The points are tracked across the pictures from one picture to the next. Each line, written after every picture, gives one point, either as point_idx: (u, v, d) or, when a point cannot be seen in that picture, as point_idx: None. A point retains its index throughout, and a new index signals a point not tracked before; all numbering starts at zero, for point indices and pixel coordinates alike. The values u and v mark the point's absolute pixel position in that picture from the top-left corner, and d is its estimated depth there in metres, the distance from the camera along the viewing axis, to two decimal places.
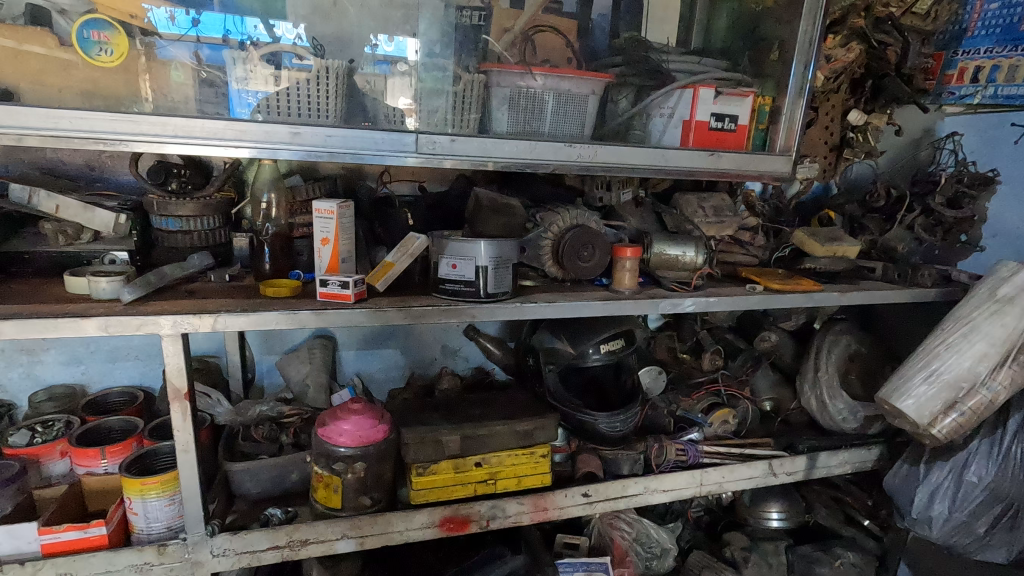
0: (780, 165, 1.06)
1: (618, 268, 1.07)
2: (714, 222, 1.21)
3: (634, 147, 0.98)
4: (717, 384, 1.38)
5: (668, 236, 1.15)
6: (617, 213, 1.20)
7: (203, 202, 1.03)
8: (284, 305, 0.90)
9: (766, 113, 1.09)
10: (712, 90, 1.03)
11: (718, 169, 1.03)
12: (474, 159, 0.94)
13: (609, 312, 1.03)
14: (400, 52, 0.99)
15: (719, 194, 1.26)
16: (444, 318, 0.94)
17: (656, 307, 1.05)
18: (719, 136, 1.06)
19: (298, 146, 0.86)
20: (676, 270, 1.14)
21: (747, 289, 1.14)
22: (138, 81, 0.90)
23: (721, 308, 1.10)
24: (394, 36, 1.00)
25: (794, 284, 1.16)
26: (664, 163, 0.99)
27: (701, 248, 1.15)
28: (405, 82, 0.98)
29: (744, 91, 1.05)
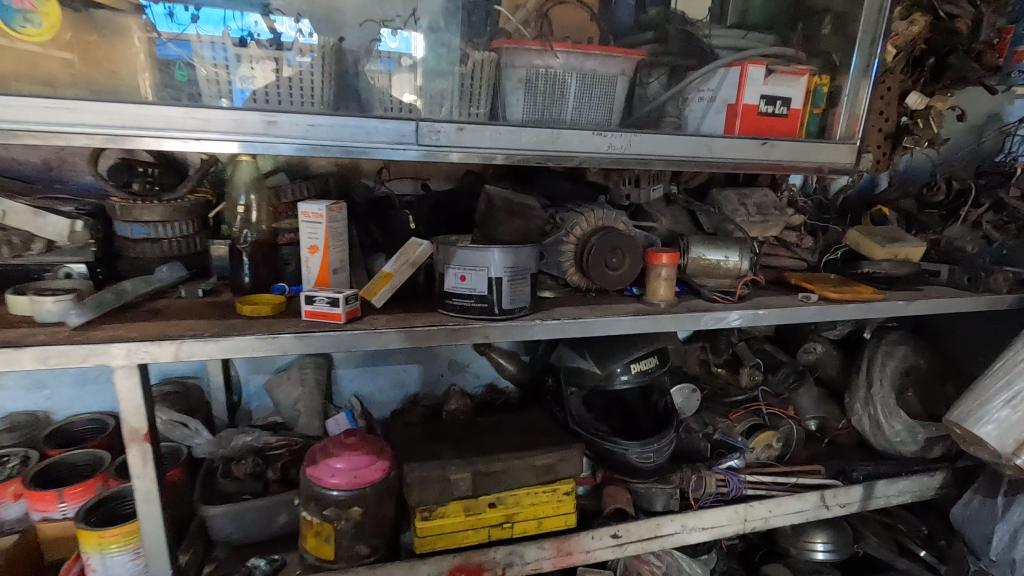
0: (841, 154, 0.91)
1: (653, 276, 0.93)
2: (758, 222, 1.06)
3: (676, 134, 0.82)
4: (757, 403, 1.23)
5: (708, 239, 1.00)
6: (646, 212, 1.06)
7: (174, 205, 0.89)
8: (263, 326, 0.76)
9: (823, 95, 0.94)
10: (763, 68, 0.87)
11: (771, 161, 0.86)
12: (484, 152, 0.79)
13: (644, 329, 0.88)
14: (407, 48, 0.83)
15: (762, 189, 1.11)
16: (453, 340, 0.80)
17: (696, 322, 0.91)
18: (770, 122, 0.91)
19: (275, 138, 0.72)
20: (718, 277, 0.99)
21: (799, 298, 0.99)
22: (137, 80, 0.73)
23: (772, 321, 0.95)
24: (398, 32, 0.85)
25: (852, 292, 1.01)
26: (710, 154, 0.83)
27: (746, 252, 0.99)
28: (411, 77, 0.83)
29: (799, 69, 0.90)
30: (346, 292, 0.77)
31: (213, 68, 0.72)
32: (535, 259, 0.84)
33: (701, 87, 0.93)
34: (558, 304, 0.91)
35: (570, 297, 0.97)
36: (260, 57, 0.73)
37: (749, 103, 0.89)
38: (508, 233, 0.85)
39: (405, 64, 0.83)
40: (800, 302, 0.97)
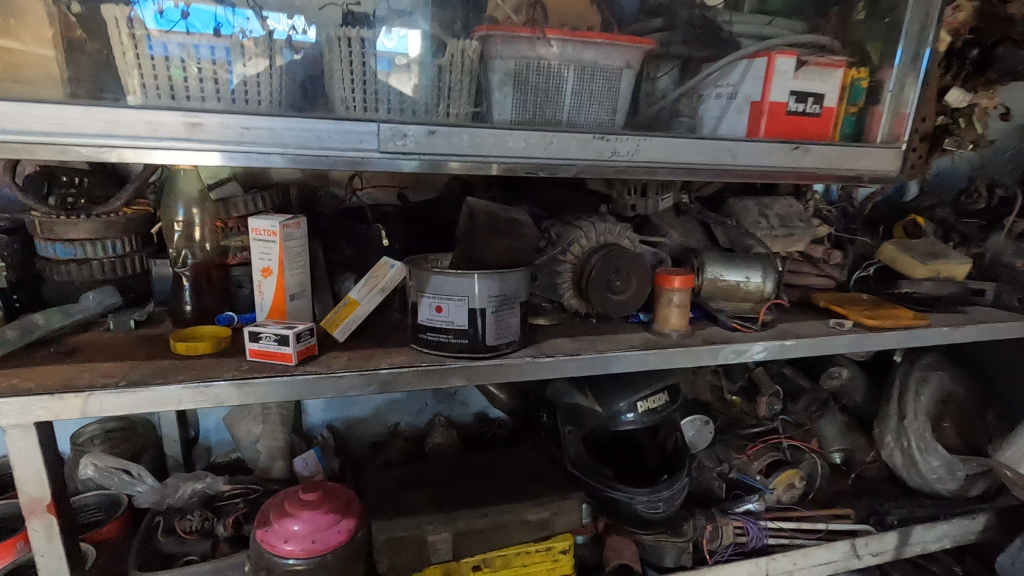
0: (886, 160, 0.77)
1: (663, 302, 0.80)
2: (781, 236, 0.93)
3: (693, 138, 0.68)
4: (777, 436, 1.11)
5: (725, 257, 0.87)
6: (654, 225, 0.95)
7: (105, 220, 0.76)
8: (197, 370, 0.63)
9: (863, 90, 0.80)
10: (793, 58, 0.75)
11: (804, 169, 0.72)
12: (464, 160, 0.65)
13: (653, 366, 0.76)
14: (405, 47, 0.68)
15: (786, 198, 0.98)
16: (427, 383, 0.67)
17: (714, 355, 0.78)
18: (800, 123, 0.78)
19: (201, 144, 0.58)
20: (737, 300, 0.87)
21: (831, 325, 0.86)
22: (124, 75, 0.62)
23: (801, 353, 0.82)
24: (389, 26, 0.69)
25: (890, 316, 0.89)
26: (732, 162, 0.69)
27: (770, 272, 0.86)
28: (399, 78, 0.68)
29: (835, 61, 0.77)
30: (297, 329, 0.65)
31: (209, 66, 0.59)
32: (527, 284, 0.72)
33: (718, 83, 0.80)
34: (554, 333, 0.79)
35: (567, 325, 0.84)
36: (259, 55, 0.61)
37: (777, 100, 0.76)
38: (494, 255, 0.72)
39: (401, 65, 0.68)
40: (833, 330, 0.85)
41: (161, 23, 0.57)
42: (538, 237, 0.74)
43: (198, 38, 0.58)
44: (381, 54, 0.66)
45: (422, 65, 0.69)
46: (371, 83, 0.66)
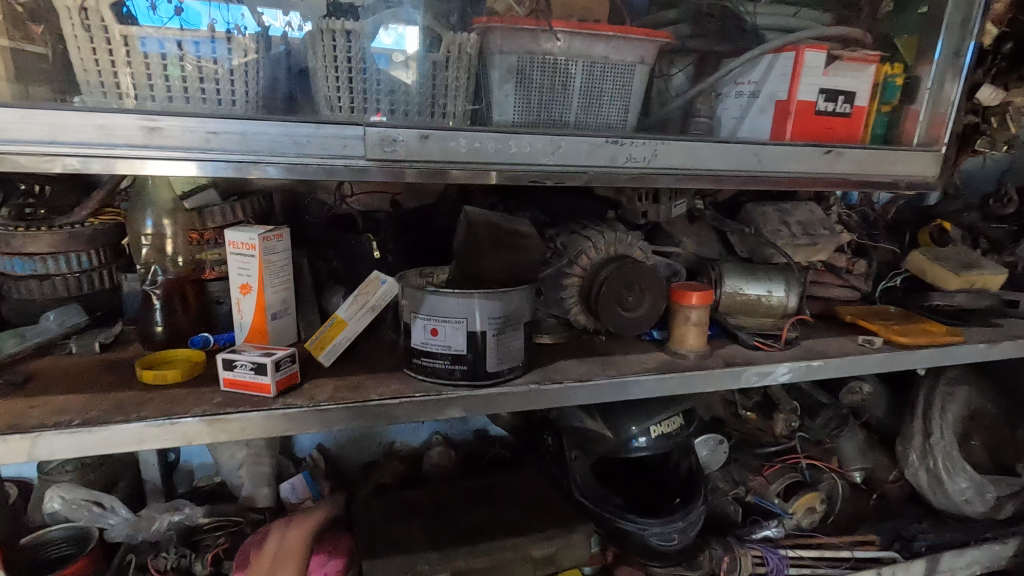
0: (925, 165, 0.70)
1: (679, 320, 0.73)
2: (804, 245, 0.87)
3: (717, 141, 0.61)
4: (795, 455, 1.05)
5: (745, 268, 0.81)
6: (666, 233, 0.88)
7: (69, 232, 0.69)
8: (164, 403, 0.56)
9: (898, 88, 0.73)
10: (824, 52, 0.68)
11: (837, 175, 0.66)
12: (464, 167, 0.58)
13: (670, 391, 0.69)
14: (402, 43, 0.61)
15: (807, 203, 0.91)
16: (422, 415, 0.61)
17: (736, 379, 0.71)
18: (830, 123, 0.71)
19: (160, 150, 0.51)
20: (757, 316, 0.80)
21: (860, 342, 0.80)
22: None
23: (829, 374, 0.76)
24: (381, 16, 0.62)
25: (922, 332, 0.82)
26: (759, 168, 0.62)
27: (794, 285, 0.80)
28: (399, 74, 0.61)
29: (868, 55, 0.70)
30: (275, 358, 0.58)
31: (202, 64, 0.54)
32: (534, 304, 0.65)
33: (739, 79, 0.73)
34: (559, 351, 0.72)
35: (575, 343, 0.77)
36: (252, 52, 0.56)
37: (805, 99, 0.69)
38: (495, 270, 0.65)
39: (399, 62, 0.61)
40: (862, 348, 0.78)
41: (153, 19, 0.52)
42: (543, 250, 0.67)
43: (193, 34, 0.52)
44: (377, 51, 0.59)
45: (419, 61, 0.62)
46: (359, 80, 0.59)
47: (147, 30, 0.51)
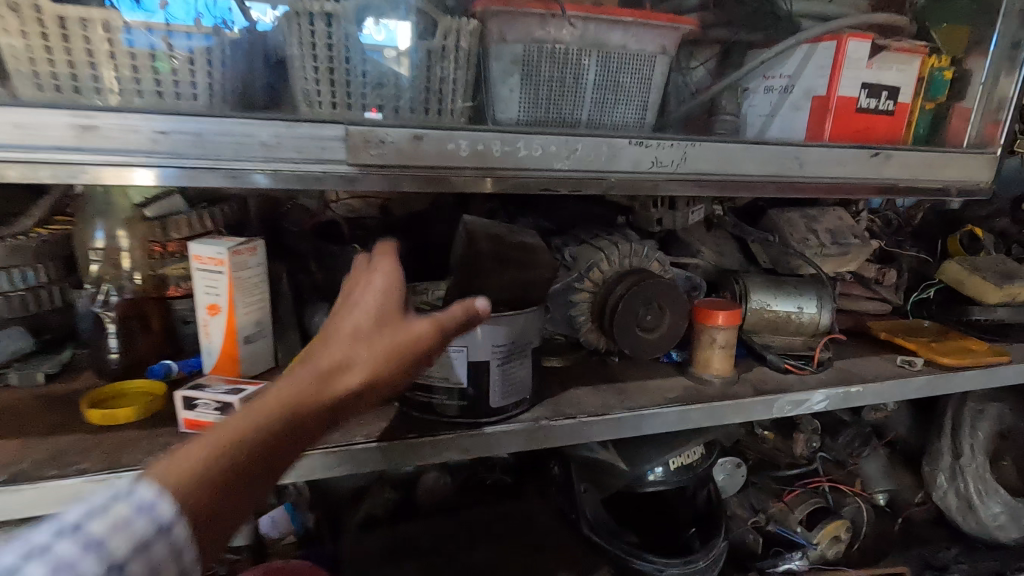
0: (980, 169, 0.63)
1: (704, 342, 0.66)
2: (834, 255, 0.79)
3: (756, 143, 0.53)
4: (818, 479, 0.97)
5: (773, 282, 0.73)
6: (684, 242, 0.81)
7: (9, 246, 0.59)
8: (112, 450, 0.48)
9: (945, 83, 0.66)
10: (868, 43, 0.60)
11: (884, 181, 0.58)
12: (465, 173, 0.49)
13: (696, 424, 0.62)
14: (395, 38, 0.53)
15: (835, 209, 0.84)
16: (416, 459, 0.53)
17: (768, 408, 0.64)
18: (871, 122, 0.64)
19: (96, 150, 0.43)
20: (785, 334, 0.73)
21: (898, 363, 0.72)
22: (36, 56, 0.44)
23: (867, 401, 0.68)
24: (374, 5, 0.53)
25: (964, 351, 0.75)
26: (801, 173, 0.55)
27: (826, 301, 0.73)
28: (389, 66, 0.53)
29: (916, 45, 0.62)
30: (242, 397, 0.50)
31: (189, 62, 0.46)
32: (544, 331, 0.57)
33: (769, 73, 0.66)
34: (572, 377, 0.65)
35: (586, 367, 0.69)
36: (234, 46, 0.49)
37: (846, 95, 0.61)
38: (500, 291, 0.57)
39: (390, 60, 0.53)
40: (902, 371, 0.71)
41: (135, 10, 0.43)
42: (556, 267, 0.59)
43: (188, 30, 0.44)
44: (368, 49, 0.51)
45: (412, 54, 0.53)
46: (342, 72, 0.51)
47: (133, 24, 0.43)
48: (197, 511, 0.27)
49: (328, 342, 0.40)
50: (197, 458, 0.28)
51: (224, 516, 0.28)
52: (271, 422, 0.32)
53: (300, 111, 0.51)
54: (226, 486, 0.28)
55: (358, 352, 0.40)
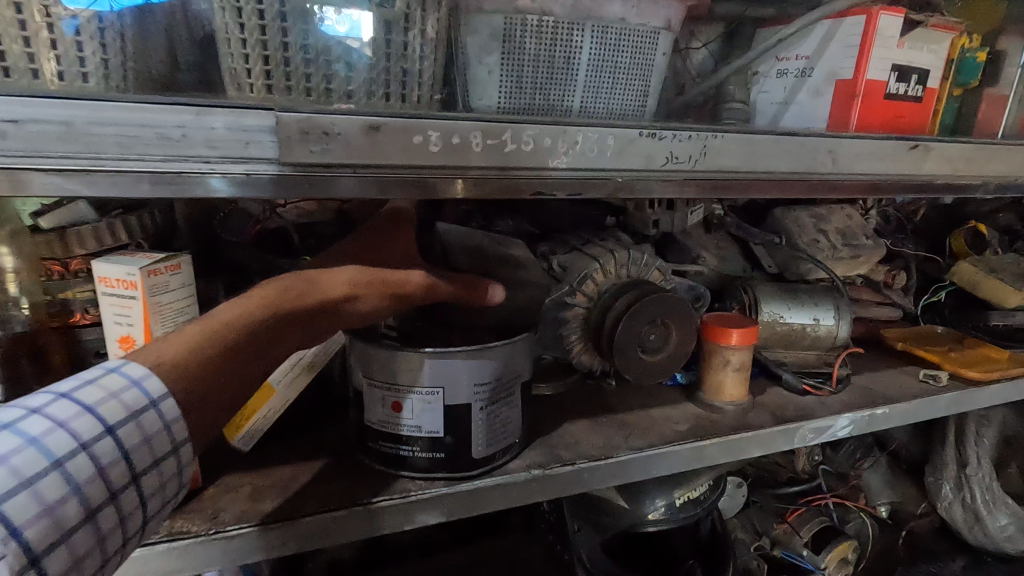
0: (1020, 163, 0.56)
1: (715, 365, 0.57)
2: (846, 258, 0.72)
3: (783, 134, 0.45)
4: (821, 495, 0.91)
5: (785, 291, 0.65)
6: (684, 246, 0.72)
7: None
8: None
9: (978, 66, 0.58)
10: (901, 18, 0.52)
11: (923, 178, 0.51)
12: (439, 172, 0.39)
13: (710, 462, 0.53)
14: (358, 27, 0.41)
15: (844, 207, 0.77)
16: (381, 528, 0.43)
17: (789, 438, 0.56)
18: (898, 110, 0.56)
19: None
20: (800, 349, 0.65)
21: (922, 378, 0.66)
22: None
23: (893, 423, 0.61)
24: None
25: (988, 362, 0.69)
26: (835, 170, 0.46)
27: (843, 311, 0.65)
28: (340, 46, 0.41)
29: (948, 23, 0.55)
30: None
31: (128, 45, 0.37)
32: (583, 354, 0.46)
33: (784, 54, 0.58)
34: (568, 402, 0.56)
35: (579, 394, 0.60)
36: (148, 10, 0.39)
37: (875, 78, 0.53)
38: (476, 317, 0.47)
39: (353, 56, 0.42)
40: (926, 387, 0.64)
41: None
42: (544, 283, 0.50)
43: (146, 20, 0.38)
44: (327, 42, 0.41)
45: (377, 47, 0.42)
46: (280, 47, 0.40)
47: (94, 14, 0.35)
48: (178, 386, 0.33)
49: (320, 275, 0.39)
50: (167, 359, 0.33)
51: (195, 408, 0.33)
52: (240, 328, 0.35)
53: (228, 98, 0.40)
54: (192, 379, 0.33)
55: (337, 282, 0.39)
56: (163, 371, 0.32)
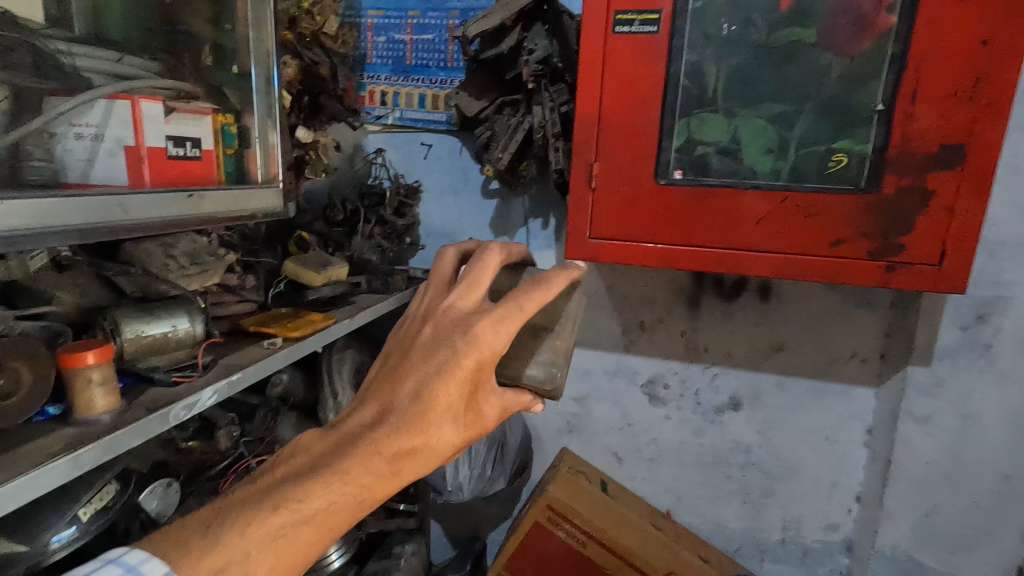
0: (270, 197, 0.94)
1: (79, 387, 0.66)
2: (194, 273, 0.92)
3: (70, 197, 0.61)
4: (245, 460, 1.13)
5: (141, 308, 0.80)
6: (31, 289, 0.75)
7: None
8: None
9: (233, 135, 0.93)
10: (159, 103, 0.75)
11: (202, 214, 0.79)
12: None
13: (93, 463, 0.63)
14: None
15: (188, 234, 0.96)
16: None
17: (165, 420, 0.72)
18: (183, 166, 0.79)
19: None
20: (168, 352, 0.81)
21: (266, 347, 0.94)
22: None
23: (249, 382, 0.87)
24: None
25: (306, 322, 1.03)
26: (129, 217, 0.68)
27: (195, 314, 0.85)
28: None
29: (200, 107, 0.82)
30: None
31: None
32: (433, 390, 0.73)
33: (74, 120, 0.70)
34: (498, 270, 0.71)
35: None
36: None
37: (154, 145, 0.75)
38: (538, 367, 0.69)
39: None
40: (268, 350, 0.93)
41: None
42: (504, 277, 0.74)
43: None
44: None
45: None
46: None
47: None
48: (357, 507, 0.54)
49: (460, 405, 0.59)
50: (363, 503, 0.54)
51: (363, 506, 0.55)
52: (395, 481, 0.56)
53: None
54: (361, 515, 0.55)
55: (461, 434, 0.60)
56: (346, 509, 0.53)
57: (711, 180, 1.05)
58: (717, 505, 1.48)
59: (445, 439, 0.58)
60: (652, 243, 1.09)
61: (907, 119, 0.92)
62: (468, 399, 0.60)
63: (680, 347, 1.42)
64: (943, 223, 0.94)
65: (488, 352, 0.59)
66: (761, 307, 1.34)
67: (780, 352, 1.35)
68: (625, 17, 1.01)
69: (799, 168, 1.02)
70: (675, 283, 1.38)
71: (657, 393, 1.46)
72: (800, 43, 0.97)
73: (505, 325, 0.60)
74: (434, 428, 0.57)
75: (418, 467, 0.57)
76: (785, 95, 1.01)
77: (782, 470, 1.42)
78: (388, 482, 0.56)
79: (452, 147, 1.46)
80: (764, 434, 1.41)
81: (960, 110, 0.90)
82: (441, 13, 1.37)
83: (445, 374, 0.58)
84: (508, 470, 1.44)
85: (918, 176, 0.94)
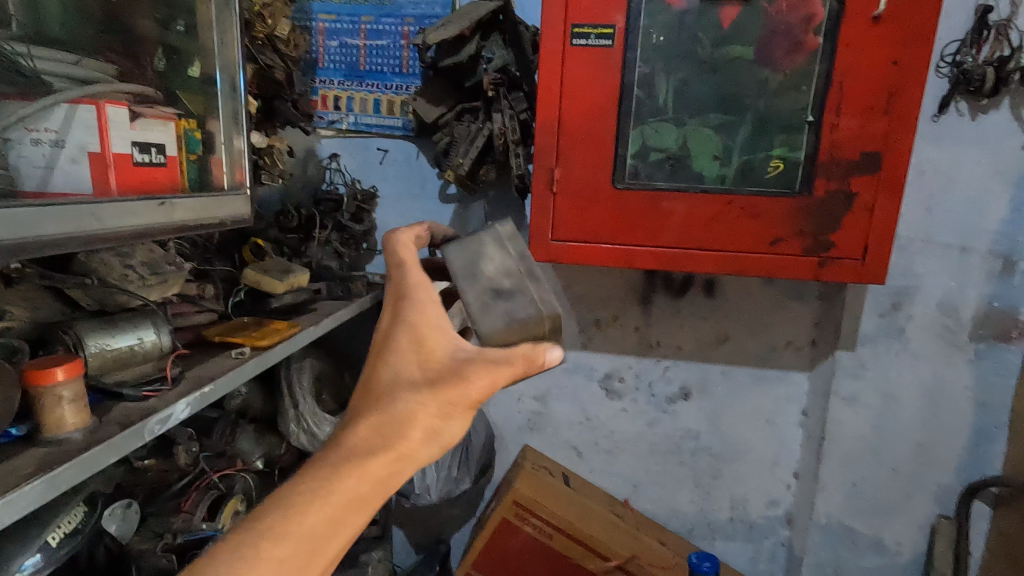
0: (239, 205, 0.92)
1: (48, 405, 0.63)
2: (155, 283, 0.88)
3: (45, 206, 0.59)
4: (205, 477, 1.09)
5: (104, 321, 0.76)
6: None
7: None
8: None
9: (196, 141, 0.91)
10: (125, 108, 0.73)
11: (173, 222, 0.77)
12: None
13: (68, 484, 0.61)
14: None
15: (145, 243, 0.93)
16: None
17: (140, 435, 0.70)
18: (148, 172, 0.77)
19: None
20: (134, 366, 0.78)
21: (234, 357, 0.92)
22: None
23: (220, 393, 0.84)
24: None
25: (273, 330, 1.01)
26: (102, 227, 0.66)
27: (161, 326, 0.82)
28: None
29: (165, 113, 0.80)
30: None
31: None
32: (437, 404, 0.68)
33: (32, 126, 0.67)
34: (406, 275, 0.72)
35: None
36: None
37: (119, 151, 0.72)
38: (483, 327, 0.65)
39: None
40: (238, 361, 0.91)
41: None
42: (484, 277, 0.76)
43: None
44: None
45: None
46: None
47: None
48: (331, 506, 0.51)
49: (415, 375, 0.59)
50: (335, 502, 0.52)
51: (339, 504, 0.52)
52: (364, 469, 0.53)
53: None
54: (342, 516, 0.52)
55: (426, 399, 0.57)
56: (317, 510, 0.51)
57: (664, 184, 1.12)
58: (671, 491, 1.57)
59: (411, 412, 0.56)
60: (611, 244, 1.15)
61: (833, 129, 1.04)
62: (423, 367, 0.59)
63: (634, 342, 1.50)
64: (866, 222, 1.06)
65: (420, 323, 0.62)
66: (707, 302, 1.44)
67: (724, 343, 1.46)
68: (581, 30, 1.07)
69: (742, 173, 1.11)
70: (628, 281, 1.46)
71: (614, 387, 1.53)
72: (739, 60, 1.07)
73: (417, 290, 0.65)
74: (386, 403, 0.56)
75: (386, 446, 0.54)
76: (727, 106, 1.10)
77: (728, 454, 1.52)
78: (356, 470, 0.53)
79: (409, 153, 1.47)
80: (712, 421, 1.51)
81: (875, 121, 1.02)
82: (395, 20, 1.38)
83: (385, 354, 0.60)
84: (473, 470, 1.46)
85: (845, 180, 1.05)
